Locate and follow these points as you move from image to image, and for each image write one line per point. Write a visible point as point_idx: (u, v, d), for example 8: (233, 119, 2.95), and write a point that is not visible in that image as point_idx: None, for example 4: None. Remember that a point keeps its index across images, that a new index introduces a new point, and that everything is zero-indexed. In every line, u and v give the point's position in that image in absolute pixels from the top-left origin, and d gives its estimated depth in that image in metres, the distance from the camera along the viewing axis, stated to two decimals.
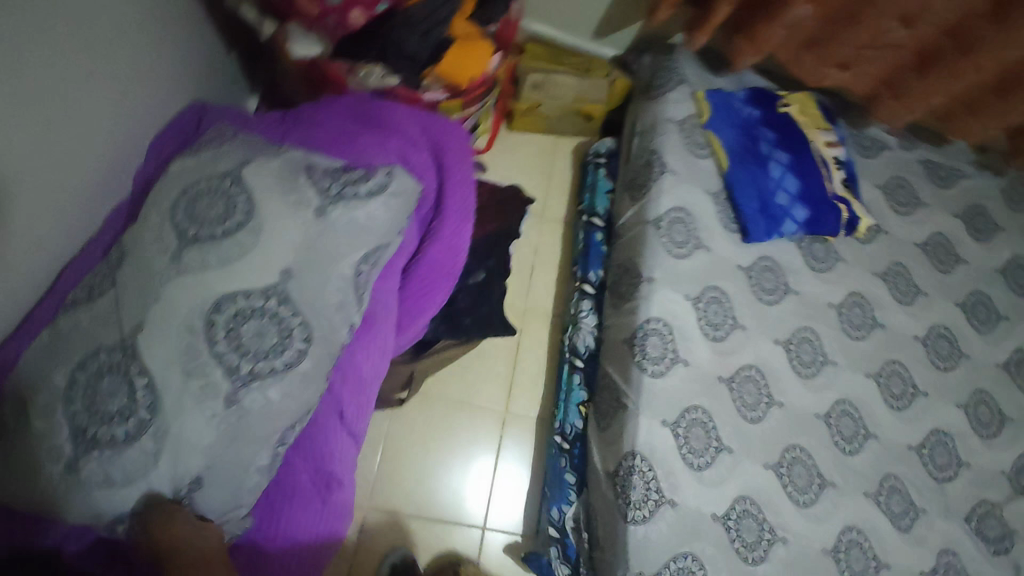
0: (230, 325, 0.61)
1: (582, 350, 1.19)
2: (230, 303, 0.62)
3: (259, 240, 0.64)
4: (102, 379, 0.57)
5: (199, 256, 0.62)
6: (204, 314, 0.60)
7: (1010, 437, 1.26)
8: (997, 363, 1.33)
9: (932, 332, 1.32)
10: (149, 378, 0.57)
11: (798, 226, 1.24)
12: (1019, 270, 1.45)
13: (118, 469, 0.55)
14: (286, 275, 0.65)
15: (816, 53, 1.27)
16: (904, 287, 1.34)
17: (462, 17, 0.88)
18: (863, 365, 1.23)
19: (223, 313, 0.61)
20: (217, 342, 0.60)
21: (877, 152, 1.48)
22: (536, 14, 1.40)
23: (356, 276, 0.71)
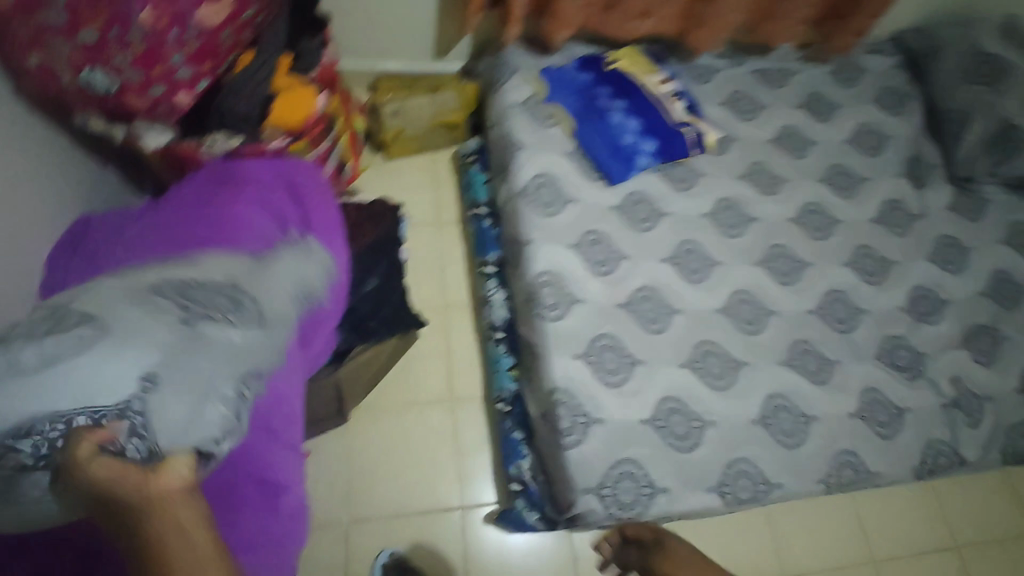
0: (182, 292, 0.71)
1: (498, 323, 1.31)
2: (181, 283, 0.73)
3: (202, 264, 0.80)
4: (49, 323, 0.63)
5: (143, 277, 0.76)
6: (155, 288, 0.71)
7: (898, 277, 1.38)
8: (872, 218, 1.45)
9: (804, 209, 1.44)
10: (100, 312, 0.64)
11: (650, 158, 1.38)
12: (868, 134, 1.59)
13: (59, 376, 0.58)
14: (236, 278, 0.79)
15: (616, 10, 1.43)
16: (768, 179, 1.47)
17: (281, 73, 1.06)
18: (748, 256, 1.34)
19: (175, 289, 0.72)
20: (171, 299, 0.70)
21: (715, 76, 1.61)
22: (375, 53, 1.54)
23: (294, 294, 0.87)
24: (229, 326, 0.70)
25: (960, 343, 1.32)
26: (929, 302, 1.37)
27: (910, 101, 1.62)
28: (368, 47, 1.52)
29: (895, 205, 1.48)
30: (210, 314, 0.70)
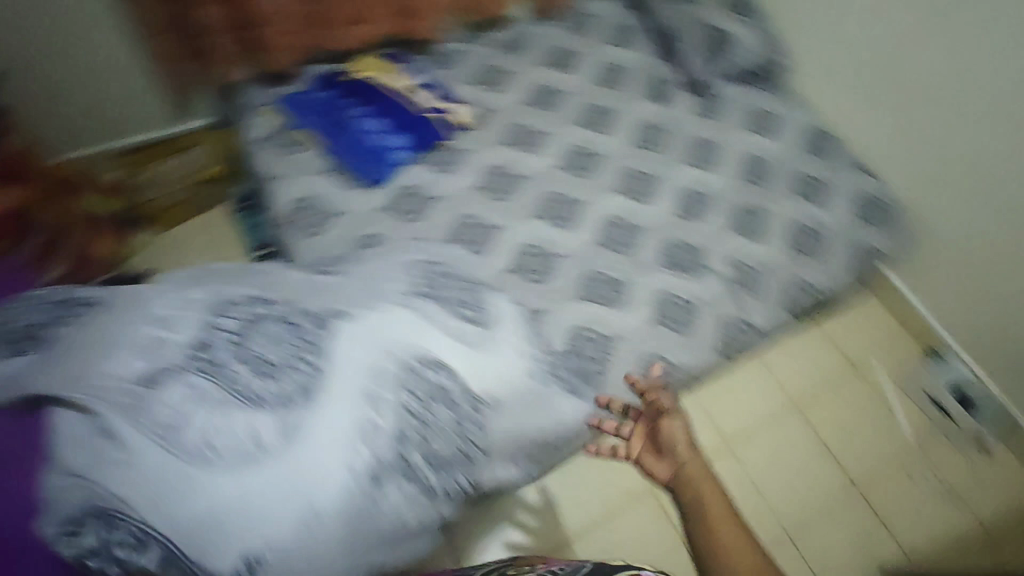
0: (416, 412, 0.73)
1: None
2: (422, 380, 0.76)
3: (431, 348, 0.80)
4: (247, 372, 0.68)
5: (392, 336, 0.77)
6: (401, 396, 0.74)
7: (663, 188, 1.50)
8: (629, 144, 1.58)
9: (568, 153, 1.54)
10: (298, 402, 0.67)
11: (405, 151, 1.44)
12: (612, 71, 1.71)
13: (205, 478, 0.61)
14: (479, 393, 0.81)
15: (324, 26, 1.51)
16: (529, 137, 1.55)
17: None
18: (525, 212, 1.42)
19: (422, 399, 0.75)
20: (405, 445, 0.71)
21: (460, 58, 1.66)
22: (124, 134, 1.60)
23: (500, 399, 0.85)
24: (401, 504, 0.71)
25: (729, 227, 1.45)
26: (695, 200, 1.50)
27: (637, 32, 1.77)
28: (112, 129, 1.59)
29: (646, 126, 1.62)
30: (408, 470, 0.72)
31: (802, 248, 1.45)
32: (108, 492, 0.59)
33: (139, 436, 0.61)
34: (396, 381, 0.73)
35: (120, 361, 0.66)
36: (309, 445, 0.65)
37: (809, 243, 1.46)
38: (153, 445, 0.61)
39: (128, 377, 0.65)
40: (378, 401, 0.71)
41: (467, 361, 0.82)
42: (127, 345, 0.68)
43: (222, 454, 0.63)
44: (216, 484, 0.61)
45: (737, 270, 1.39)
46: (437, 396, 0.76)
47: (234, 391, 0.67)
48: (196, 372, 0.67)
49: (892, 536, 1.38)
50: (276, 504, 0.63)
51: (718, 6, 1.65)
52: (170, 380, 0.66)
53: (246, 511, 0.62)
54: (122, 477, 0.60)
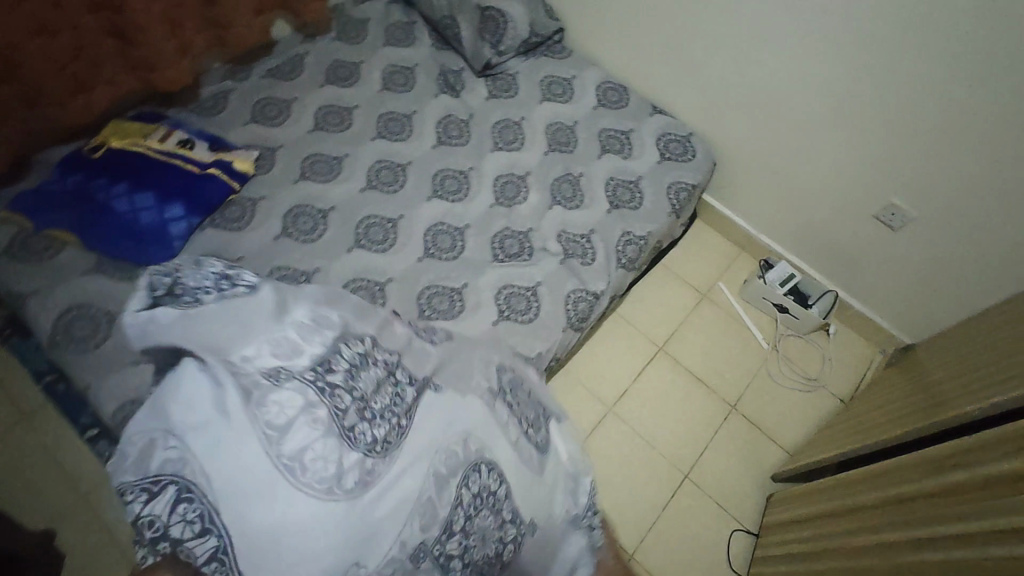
0: (471, 511, 0.72)
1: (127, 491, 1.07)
2: (490, 478, 0.75)
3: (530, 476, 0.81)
4: (299, 435, 0.63)
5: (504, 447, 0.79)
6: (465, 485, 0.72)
7: (476, 181, 1.47)
8: (433, 145, 1.53)
9: (371, 171, 1.45)
10: (348, 479, 0.64)
11: (184, 219, 1.25)
12: (396, 73, 1.64)
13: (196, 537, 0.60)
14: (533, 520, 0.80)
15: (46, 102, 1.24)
16: (325, 165, 1.44)
17: None
18: (340, 247, 1.32)
19: (475, 494, 0.73)
20: (449, 536, 0.69)
21: (228, 100, 1.52)
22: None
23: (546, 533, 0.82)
24: None
25: (551, 202, 1.45)
26: (512, 184, 1.48)
27: (413, 30, 1.72)
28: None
29: (446, 121, 1.57)
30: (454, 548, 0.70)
31: (619, 202, 1.47)
32: (198, 463, 0.62)
33: (245, 424, 0.62)
34: (452, 464, 0.72)
35: (255, 351, 0.67)
36: (376, 496, 0.65)
37: (626, 195, 1.49)
38: (257, 442, 0.62)
39: (258, 369, 0.66)
40: (439, 486, 0.70)
41: (520, 475, 0.79)
42: (290, 326, 0.71)
43: (311, 477, 0.62)
44: (273, 507, 0.60)
45: (566, 244, 1.38)
46: (490, 498, 0.75)
47: (344, 424, 0.66)
48: (333, 377, 0.69)
49: (774, 443, 1.48)
50: (310, 542, 0.60)
51: None
52: (289, 381, 0.66)
53: (289, 537, 0.59)
54: (211, 453, 0.62)
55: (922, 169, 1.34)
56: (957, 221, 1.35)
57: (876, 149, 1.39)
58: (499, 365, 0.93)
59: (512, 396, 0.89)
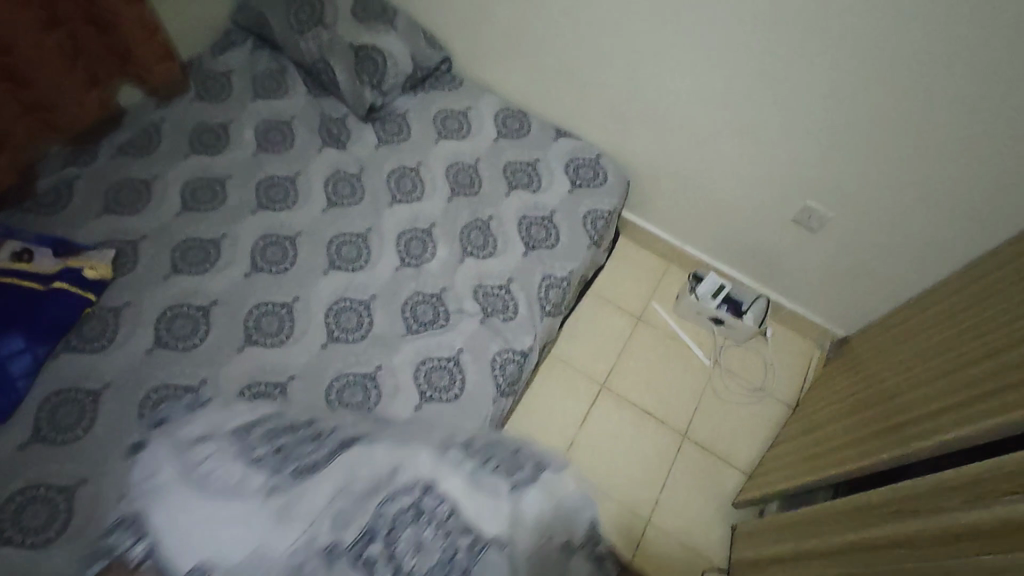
0: (396, 522, 0.75)
1: None
2: (427, 494, 0.79)
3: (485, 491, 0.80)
4: (258, 450, 0.83)
5: (459, 463, 0.84)
6: (392, 494, 0.78)
7: (377, 242, 1.33)
8: (324, 207, 1.37)
9: (256, 250, 1.29)
10: (278, 477, 0.77)
11: (32, 353, 1.06)
12: (271, 130, 1.47)
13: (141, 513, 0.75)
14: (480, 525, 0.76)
15: None
16: (201, 251, 1.27)
17: None
18: (229, 348, 1.15)
19: (407, 503, 0.77)
20: (376, 535, 0.74)
21: (72, 189, 1.30)
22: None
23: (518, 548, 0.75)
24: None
25: (462, 253, 1.34)
26: (418, 240, 1.35)
27: (284, 78, 1.54)
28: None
29: (335, 178, 1.41)
30: (374, 539, 0.73)
31: (534, 243, 1.38)
32: (140, 501, 0.76)
33: (179, 454, 0.80)
34: (375, 484, 0.79)
35: (215, 420, 0.89)
36: (289, 497, 0.75)
37: (541, 232, 1.39)
38: (200, 460, 0.78)
39: (209, 430, 0.86)
40: (355, 499, 0.77)
41: (467, 492, 0.79)
42: (239, 411, 0.93)
43: (219, 481, 0.75)
44: (186, 512, 0.71)
45: (484, 300, 1.28)
46: (423, 517, 0.76)
47: (286, 462, 0.80)
48: (252, 433, 0.87)
49: (731, 466, 1.44)
50: (209, 537, 0.69)
51: (351, 23, 1.48)
52: (234, 433, 0.86)
53: (192, 530, 0.69)
54: (156, 468, 0.79)
55: (838, 169, 1.32)
56: (880, 213, 1.34)
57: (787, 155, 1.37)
58: (483, 435, 0.98)
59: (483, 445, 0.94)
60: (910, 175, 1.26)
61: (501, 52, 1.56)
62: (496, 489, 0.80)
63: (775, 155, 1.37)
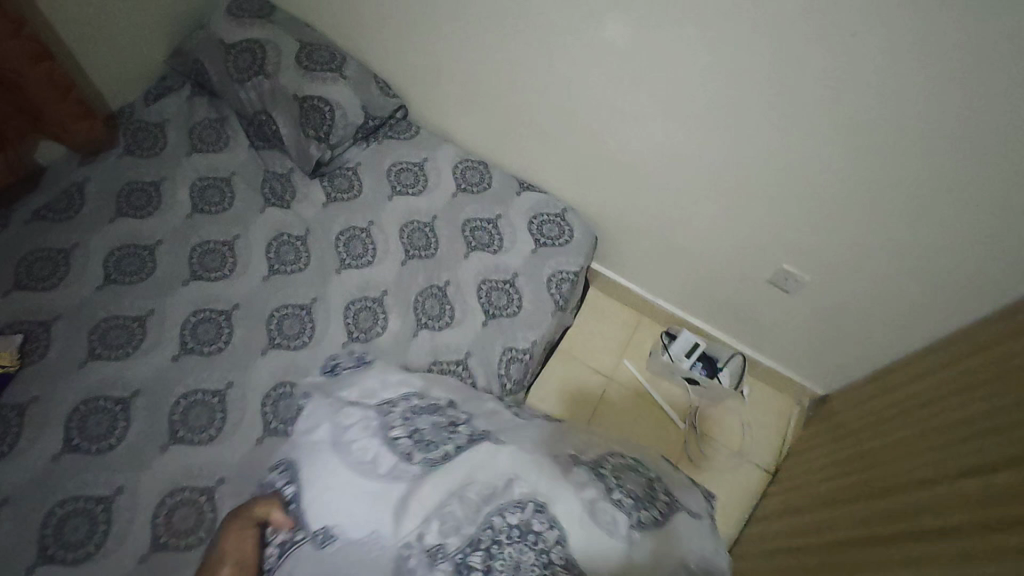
0: (510, 534, 0.73)
1: None
2: (544, 508, 0.75)
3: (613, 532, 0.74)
4: (400, 431, 0.87)
5: (589, 484, 0.80)
6: (518, 497, 0.77)
7: (324, 315, 1.22)
8: (265, 275, 1.26)
9: (186, 328, 1.17)
10: (414, 463, 0.81)
11: None
12: (208, 188, 1.35)
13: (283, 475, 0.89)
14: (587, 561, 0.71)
15: None
16: (123, 332, 1.14)
17: None
18: (150, 448, 1.03)
19: (522, 515, 0.75)
20: (484, 538, 0.72)
21: None
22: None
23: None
24: None
25: (417, 324, 1.24)
26: (368, 311, 1.24)
27: (226, 128, 1.43)
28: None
29: (278, 241, 1.30)
30: (478, 550, 0.71)
31: (495, 310, 1.28)
32: (296, 455, 0.87)
33: (330, 420, 0.90)
34: (489, 495, 0.77)
35: (374, 387, 0.99)
36: (415, 485, 0.77)
37: (503, 299, 1.30)
38: (347, 432, 0.87)
39: (362, 400, 0.96)
40: (468, 495, 0.77)
41: (585, 525, 0.74)
42: (384, 391, 0.99)
43: (356, 458, 0.82)
44: (329, 469, 0.81)
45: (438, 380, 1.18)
46: (530, 536, 0.72)
47: (419, 451, 0.83)
48: (397, 409, 0.93)
49: None
50: (339, 499, 0.77)
51: (296, 71, 1.36)
52: (380, 408, 0.93)
53: (330, 491, 0.78)
54: (312, 430, 0.89)
55: (820, 231, 1.22)
56: (862, 277, 1.25)
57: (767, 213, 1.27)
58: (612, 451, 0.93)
59: (614, 470, 0.87)
60: (898, 245, 1.15)
61: (460, 100, 1.46)
62: (619, 529, 0.75)
63: (753, 214, 1.27)
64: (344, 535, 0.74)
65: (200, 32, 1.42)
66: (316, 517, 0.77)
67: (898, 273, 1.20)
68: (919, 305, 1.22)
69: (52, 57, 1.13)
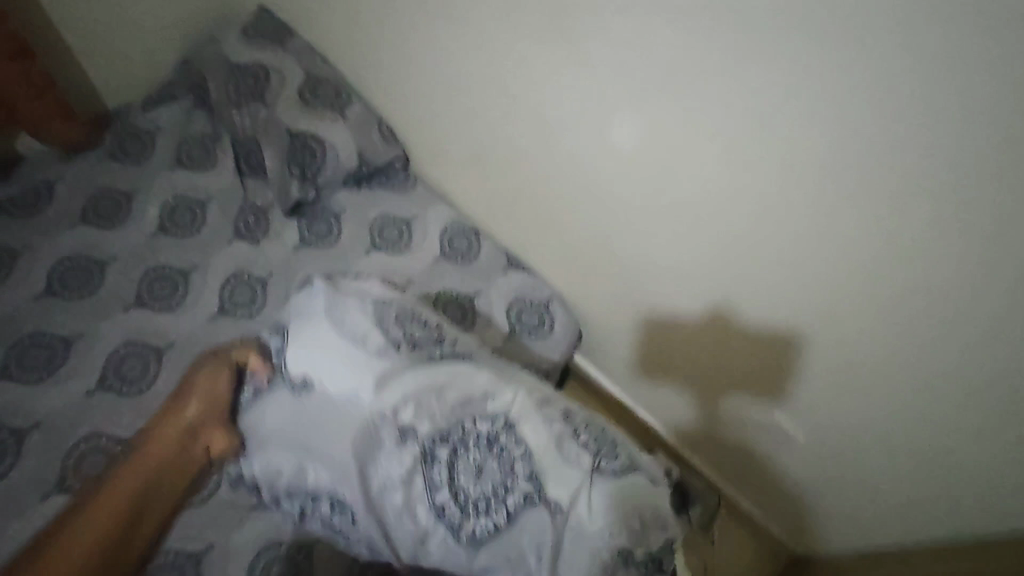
0: (468, 459, 0.79)
1: None
2: (496, 434, 0.80)
3: (569, 476, 0.76)
4: (401, 324, 0.90)
5: (566, 442, 0.80)
6: (488, 421, 0.81)
7: None
8: (211, 315, 1.17)
9: (110, 363, 1.07)
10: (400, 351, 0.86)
11: None
12: (178, 208, 1.27)
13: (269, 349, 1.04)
14: (542, 480, 0.76)
15: None
16: (43, 355, 1.06)
17: None
18: (28, 498, 0.92)
19: (471, 440, 0.80)
20: (439, 452, 0.79)
21: None
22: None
23: (559, 529, 0.73)
24: (388, 469, 0.79)
25: None
26: None
27: (215, 145, 1.35)
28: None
29: (236, 280, 1.21)
30: (431, 458, 0.79)
31: None
32: (297, 320, 0.93)
33: (331, 297, 0.92)
34: (451, 417, 0.81)
35: (370, 288, 0.95)
36: (387, 381, 0.83)
37: None
38: (342, 322, 0.89)
39: (369, 289, 0.95)
40: (438, 393, 0.83)
41: (546, 450, 0.79)
42: (398, 299, 0.95)
43: (349, 334, 0.87)
44: (318, 334, 0.88)
45: None
46: (499, 448, 0.79)
47: (413, 347, 0.88)
48: (390, 308, 0.92)
49: None
50: (325, 363, 0.86)
51: (295, 106, 1.29)
52: (375, 304, 0.91)
53: (315, 341, 0.88)
54: (313, 304, 0.93)
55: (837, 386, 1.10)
56: (859, 417, 1.11)
57: (766, 329, 1.14)
58: (583, 418, 0.86)
59: (584, 426, 0.84)
60: (901, 389, 1.03)
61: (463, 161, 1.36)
62: (578, 466, 0.77)
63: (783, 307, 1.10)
64: (325, 390, 0.86)
65: (211, 45, 1.37)
66: (297, 369, 0.89)
67: (895, 419, 1.06)
68: (914, 459, 1.07)
69: (32, 59, 1.28)
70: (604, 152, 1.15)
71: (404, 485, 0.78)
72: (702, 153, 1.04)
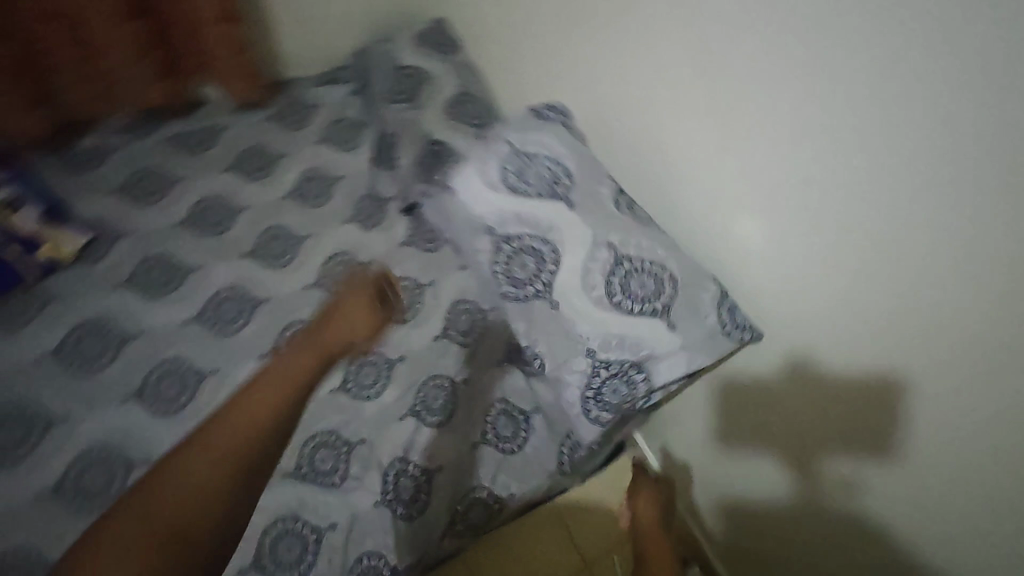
0: (628, 276, 1.05)
1: None
2: (657, 271, 1.04)
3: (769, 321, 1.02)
4: (554, 171, 1.11)
5: (739, 280, 1.05)
6: (681, 256, 1.06)
7: (332, 349, 1.18)
8: (308, 284, 1.25)
9: (212, 300, 1.19)
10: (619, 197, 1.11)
11: None
12: (313, 179, 1.38)
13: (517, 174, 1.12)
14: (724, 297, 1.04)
15: None
16: (165, 276, 1.20)
17: None
18: (112, 394, 1.05)
19: (630, 267, 1.05)
20: (623, 275, 1.05)
21: (109, 160, 1.34)
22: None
23: (717, 327, 1.04)
24: (582, 251, 1.08)
25: (408, 409, 1.12)
26: (373, 369, 1.17)
27: (363, 134, 1.46)
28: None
29: (338, 259, 1.28)
30: (625, 268, 1.05)
31: (492, 436, 1.14)
32: (549, 113, 1.19)
33: (557, 135, 1.14)
34: (597, 258, 1.07)
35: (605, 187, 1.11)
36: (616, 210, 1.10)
37: (508, 429, 1.16)
38: (575, 156, 1.12)
39: (556, 143, 1.12)
40: (589, 271, 1.07)
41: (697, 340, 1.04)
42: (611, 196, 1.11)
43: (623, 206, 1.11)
44: (559, 150, 1.12)
45: (390, 483, 1.04)
46: (654, 286, 1.04)
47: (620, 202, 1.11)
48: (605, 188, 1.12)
49: None
50: (544, 166, 1.11)
51: (440, 115, 1.34)
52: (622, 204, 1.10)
53: (537, 149, 1.12)
54: (550, 135, 1.13)
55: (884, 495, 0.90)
56: (943, 366, 0.75)
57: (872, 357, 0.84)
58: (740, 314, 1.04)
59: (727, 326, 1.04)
60: (967, 333, 0.72)
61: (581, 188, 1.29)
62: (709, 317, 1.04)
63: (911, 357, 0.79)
64: (557, 150, 1.12)
65: (386, 44, 1.48)
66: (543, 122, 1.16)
67: (977, 407, 0.73)
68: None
69: (237, 22, 1.40)
70: (614, 106, 1.16)
71: (586, 272, 1.07)
72: (864, 142, 0.77)
